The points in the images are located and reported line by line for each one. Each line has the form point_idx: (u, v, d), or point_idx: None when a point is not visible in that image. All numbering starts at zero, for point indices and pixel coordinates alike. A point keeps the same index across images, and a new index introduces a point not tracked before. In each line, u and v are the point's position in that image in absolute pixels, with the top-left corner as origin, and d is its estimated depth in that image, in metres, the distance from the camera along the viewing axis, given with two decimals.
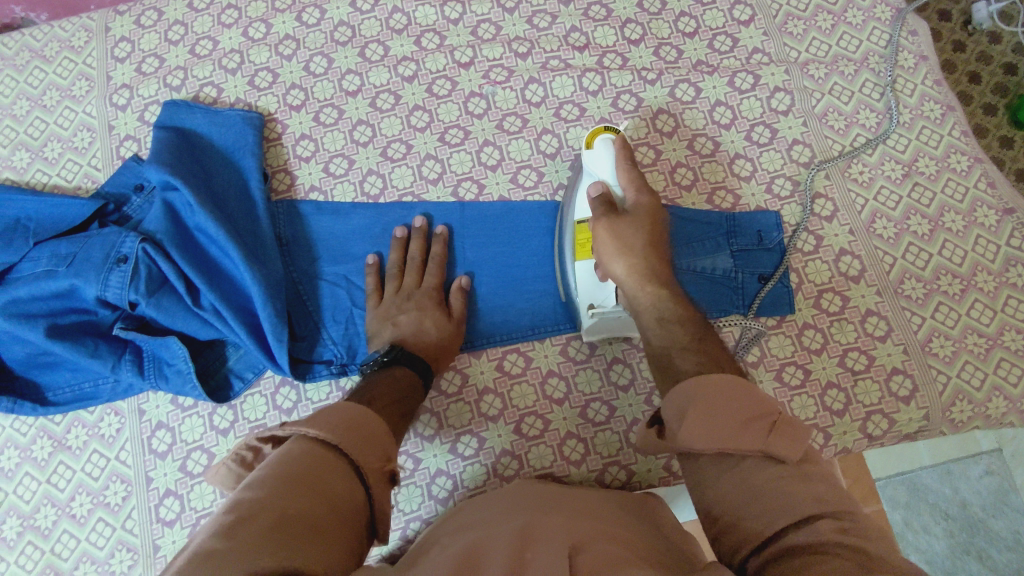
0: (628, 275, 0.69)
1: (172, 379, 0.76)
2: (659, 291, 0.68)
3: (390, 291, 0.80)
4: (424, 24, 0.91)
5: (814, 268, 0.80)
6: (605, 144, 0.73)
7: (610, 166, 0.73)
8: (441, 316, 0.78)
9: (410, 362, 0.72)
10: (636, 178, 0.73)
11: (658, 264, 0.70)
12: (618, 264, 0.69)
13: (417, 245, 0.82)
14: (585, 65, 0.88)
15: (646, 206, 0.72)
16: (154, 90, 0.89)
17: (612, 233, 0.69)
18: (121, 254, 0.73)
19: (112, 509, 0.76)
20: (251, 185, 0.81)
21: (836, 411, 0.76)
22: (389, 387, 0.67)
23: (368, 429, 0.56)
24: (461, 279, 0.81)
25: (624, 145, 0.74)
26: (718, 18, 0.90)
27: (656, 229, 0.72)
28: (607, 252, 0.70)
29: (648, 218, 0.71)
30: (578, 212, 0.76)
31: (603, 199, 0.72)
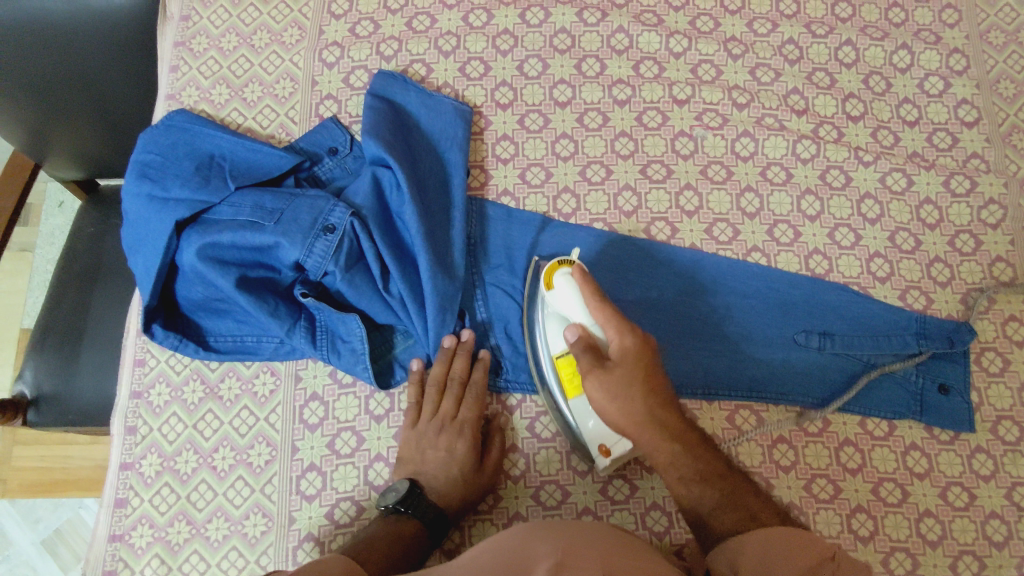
0: (637, 433, 0.63)
1: (344, 355, 0.75)
2: (676, 446, 0.62)
3: (427, 414, 0.75)
4: (646, 50, 0.89)
5: (996, 391, 0.78)
6: (566, 281, 0.69)
7: (578, 305, 0.68)
8: (472, 461, 0.72)
9: (423, 512, 0.69)
10: (614, 318, 0.65)
11: (660, 408, 0.63)
12: (621, 416, 0.64)
13: (462, 366, 0.76)
14: (800, 130, 0.86)
15: (633, 349, 0.64)
16: (365, 55, 0.88)
17: (606, 394, 0.64)
18: (329, 223, 0.72)
19: (254, 470, 0.75)
20: (453, 179, 0.80)
21: (995, 541, 0.73)
22: (385, 545, 0.66)
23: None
24: (500, 417, 0.78)
25: (585, 273, 0.68)
26: (942, 112, 0.87)
27: (652, 368, 0.64)
28: (607, 410, 0.64)
29: (637, 361, 0.64)
30: (555, 348, 0.71)
31: (585, 348, 0.66)
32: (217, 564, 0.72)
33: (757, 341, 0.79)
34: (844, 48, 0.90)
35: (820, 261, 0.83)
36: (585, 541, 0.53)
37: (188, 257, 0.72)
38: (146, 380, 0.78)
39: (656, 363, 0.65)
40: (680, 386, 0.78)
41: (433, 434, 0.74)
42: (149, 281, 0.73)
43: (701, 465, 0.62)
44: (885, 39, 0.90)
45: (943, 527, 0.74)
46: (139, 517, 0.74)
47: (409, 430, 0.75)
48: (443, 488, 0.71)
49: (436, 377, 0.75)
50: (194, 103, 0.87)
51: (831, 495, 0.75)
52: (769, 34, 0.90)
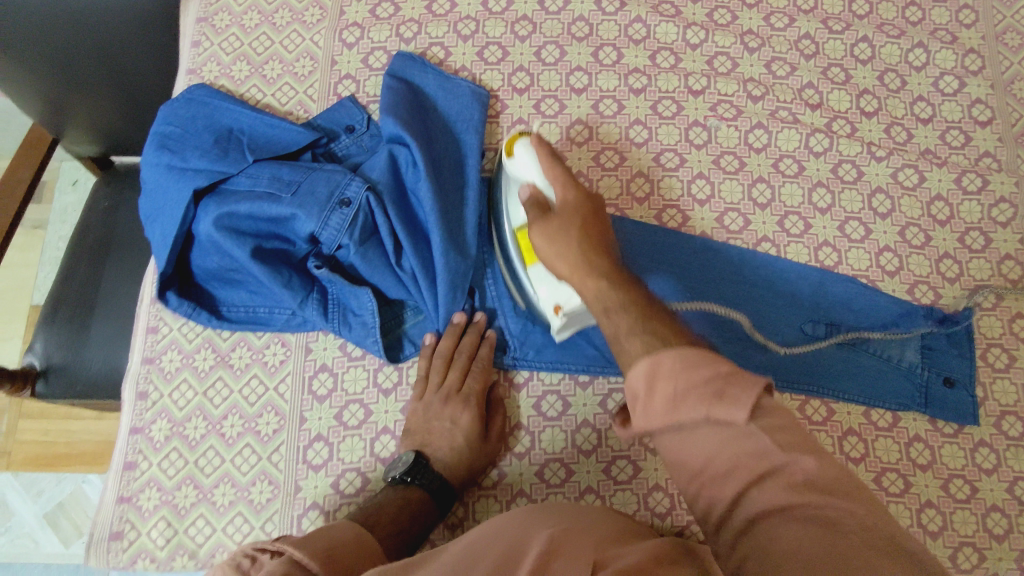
0: (569, 272, 0.62)
1: (355, 329, 0.76)
2: (600, 281, 0.59)
3: (433, 385, 0.75)
4: (663, 41, 0.90)
5: (1001, 387, 0.78)
6: (524, 147, 0.72)
7: (533, 166, 0.71)
8: (476, 434, 0.73)
9: (430, 482, 0.71)
10: (563, 175, 0.69)
11: (594, 251, 0.62)
12: (559, 261, 0.63)
13: (469, 342, 0.77)
14: (814, 124, 0.87)
15: (573, 202, 0.67)
16: (385, 36, 0.89)
17: (546, 237, 0.64)
18: (346, 197, 0.73)
19: (262, 438, 0.76)
20: (467, 160, 0.81)
21: (996, 535, 0.74)
22: (394, 514, 0.68)
23: (348, 562, 0.56)
24: (501, 389, 0.79)
25: (541, 140, 0.72)
26: (956, 111, 0.88)
27: (592, 216, 0.66)
28: (544, 254, 0.64)
29: (576, 210, 0.66)
30: (515, 220, 0.75)
31: (531, 198, 0.68)
32: (223, 529, 0.73)
33: (765, 330, 0.80)
34: (860, 44, 0.90)
35: (830, 253, 0.83)
36: (578, 527, 0.53)
37: (205, 226, 0.73)
38: (158, 347, 0.79)
39: (601, 216, 0.68)
40: None
41: (439, 405, 0.74)
42: (165, 249, 0.74)
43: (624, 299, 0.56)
44: (902, 36, 0.91)
45: (943, 519, 0.74)
46: (147, 481, 0.75)
47: (416, 402, 0.75)
48: (450, 459, 0.72)
49: (445, 350, 0.76)
50: (214, 78, 0.88)
51: None
52: (786, 28, 0.91)
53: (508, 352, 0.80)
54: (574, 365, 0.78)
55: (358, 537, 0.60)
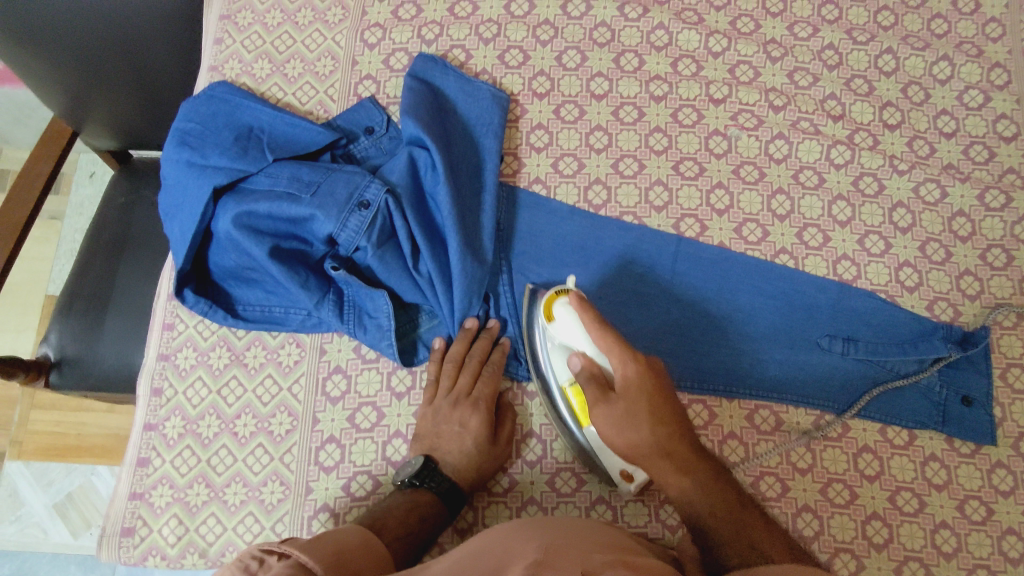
0: (647, 464, 0.64)
1: (370, 331, 0.76)
2: (682, 479, 0.62)
3: (443, 389, 0.75)
4: (684, 48, 0.89)
5: (1020, 407, 0.77)
6: (567, 312, 0.70)
7: (580, 335, 0.69)
8: (486, 437, 0.73)
9: (439, 485, 0.70)
10: (616, 345, 0.66)
11: (667, 437, 0.64)
12: (632, 450, 0.64)
13: (481, 347, 0.77)
14: (835, 136, 0.86)
15: (633, 378, 0.65)
16: (406, 38, 0.88)
17: (614, 427, 0.64)
18: (364, 199, 0.73)
19: (274, 438, 0.76)
20: (486, 165, 0.81)
21: (1011, 558, 0.72)
22: (403, 518, 0.67)
23: (355, 565, 0.56)
24: (514, 394, 0.79)
25: (582, 301, 0.69)
26: (980, 126, 0.87)
27: (656, 396, 0.65)
28: (616, 443, 0.65)
29: (639, 389, 0.65)
30: (562, 377, 0.72)
31: (589, 379, 0.67)
32: (233, 528, 0.73)
33: (781, 343, 0.80)
34: (884, 56, 0.89)
35: (848, 267, 0.82)
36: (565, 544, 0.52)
37: (223, 224, 0.73)
38: (174, 344, 0.79)
39: (662, 383, 0.66)
40: (701, 383, 0.78)
41: (448, 408, 0.74)
42: (184, 246, 0.74)
43: (702, 487, 0.62)
44: (927, 49, 0.90)
45: (958, 540, 0.73)
46: (159, 477, 0.75)
47: (426, 406, 0.75)
48: (458, 463, 0.72)
49: (457, 354, 0.76)
50: (235, 76, 0.88)
51: (847, 500, 0.75)
52: (809, 38, 0.90)
53: (522, 357, 0.79)
54: None
55: (366, 541, 0.60)
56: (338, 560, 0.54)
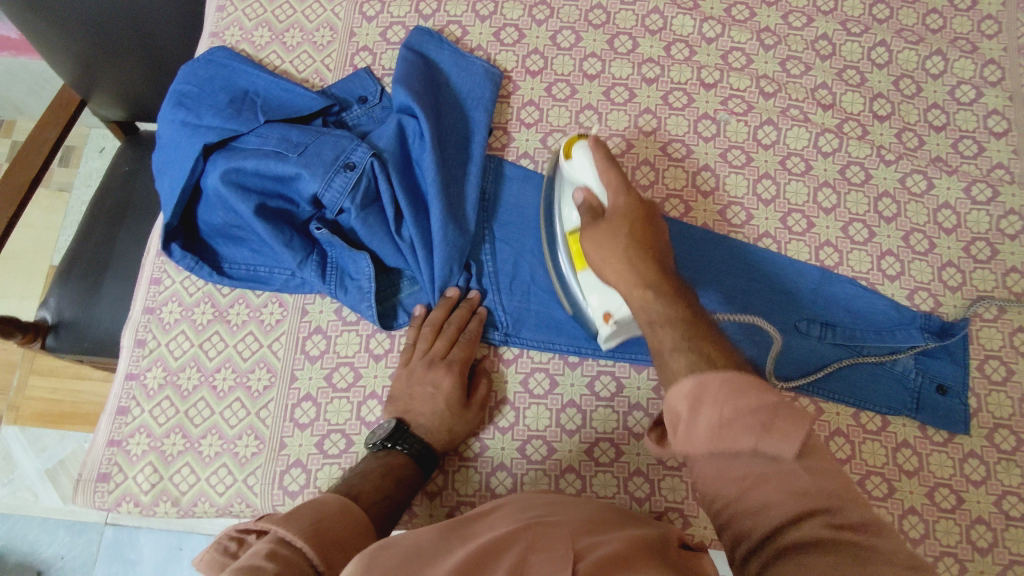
0: (615, 278, 0.64)
1: (351, 292, 0.77)
2: (647, 293, 0.60)
3: (419, 351, 0.76)
4: (679, 33, 0.90)
5: (997, 399, 0.77)
6: (579, 150, 0.72)
7: (588, 169, 0.71)
8: (458, 399, 0.73)
9: (411, 446, 0.70)
10: (617, 180, 0.68)
11: (641, 258, 0.63)
12: (611, 273, 0.65)
13: (460, 314, 0.77)
14: (824, 124, 0.87)
15: (623, 208, 0.67)
16: (404, 12, 0.90)
17: (594, 245, 0.66)
18: (350, 161, 0.74)
19: (252, 394, 0.77)
20: (475, 137, 0.82)
21: (980, 547, 0.72)
22: (377, 480, 0.66)
23: (336, 535, 0.54)
24: (489, 362, 0.79)
25: (599, 141, 0.71)
26: (971, 121, 0.87)
27: (641, 225, 0.66)
28: (595, 262, 0.67)
29: (629, 219, 0.66)
30: (569, 221, 0.74)
31: (586, 207, 0.69)
32: (206, 479, 0.74)
33: (759, 323, 0.80)
34: (877, 48, 0.90)
35: (831, 253, 0.83)
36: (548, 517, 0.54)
37: (212, 180, 0.74)
38: (160, 298, 0.81)
39: (651, 222, 0.67)
40: None
41: (422, 370, 0.75)
42: (172, 200, 0.76)
43: (669, 311, 0.58)
44: (921, 43, 0.90)
45: (926, 526, 0.73)
46: (137, 426, 0.76)
47: (401, 368, 0.76)
48: (431, 424, 0.72)
49: (436, 320, 0.77)
50: (235, 42, 0.89)
51: None
52: (803, 28, 0.91)
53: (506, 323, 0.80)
54: (566, 346, 0.79)
55: (347, 508, 0.58)
56: (317, 528, 0.53)
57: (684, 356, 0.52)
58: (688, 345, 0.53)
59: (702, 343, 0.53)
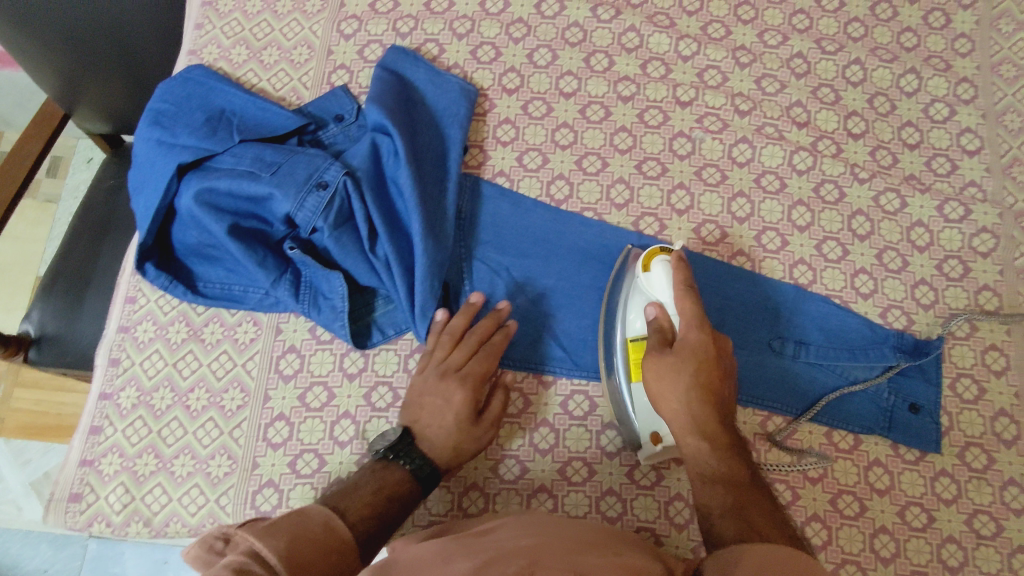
0: (671, 415, 0.67)
1: (324, 311, 0.77)
2: (702, 443, 0.65)
3: (436, 359, 0.76)
4: (655, 50, 0.90)
5: (968, 417, 0.78)
6: (661, 267, 0.73)
7: (666, 291, 0.73)
8: (469, 414, 0.73)
9: (417, 457, 0.70)
10: (695, 310, 0.70)
11: (700, 401, 0.66)
12: (669, 409, 0.67)
13: (485, 326, 0.77)
14: (799, 142, 0.87)
15: (693, 343, 0.68)
16: (381, 30, 0.90)
17: (655, 373, 0.68)
18: (323, 180, 0.74)
19: (225, 413, 0.77)
20: (450, 154, 0.82)
21: (950, 566, 0.73)
22: (377, 491, 0.66)
23: (310, 555, 0.54)
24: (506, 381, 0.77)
25: (682, 263, 0.73)
26: (944, 139, 0.88)
27: (709, 367, 0.67)
28: (652, 390, 0.69)
29: (698, 357, 0.67)
30: (633, 331, 0.75)
31: (656, 330, 0.71)
32: (178, 499, 0.74)
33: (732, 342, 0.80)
34: (852, 66, 0.90)
35: (804, 271, 0.83)
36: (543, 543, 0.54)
37: (185, 200, 0.75)
38: (135, 317, 0.81)
39: (719, 362, 0.69)
40: None
41: (435, 380, 0.74)
42: (146, 220, 0.76)
43: (723, 468, 0.63)
44: (895, 62, 0.91)
45: (897, 545, 0.73)
46: (110, 446, 0.76)
47: (417, 375, 0.76)
48: (439, 435, 0.72)
49: (457, 329, 0.76)
50: (213, 60, 0.90)
51: (788, 501, 0.75)
52: (779, 46, 0.91)
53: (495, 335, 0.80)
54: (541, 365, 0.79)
55: (329, 523, 0.59)
56: (292, 542, 0.54)
57: (733, 521, 0.58)
58: (738, 513, 0.59)
59: (750, 513, 0.59)
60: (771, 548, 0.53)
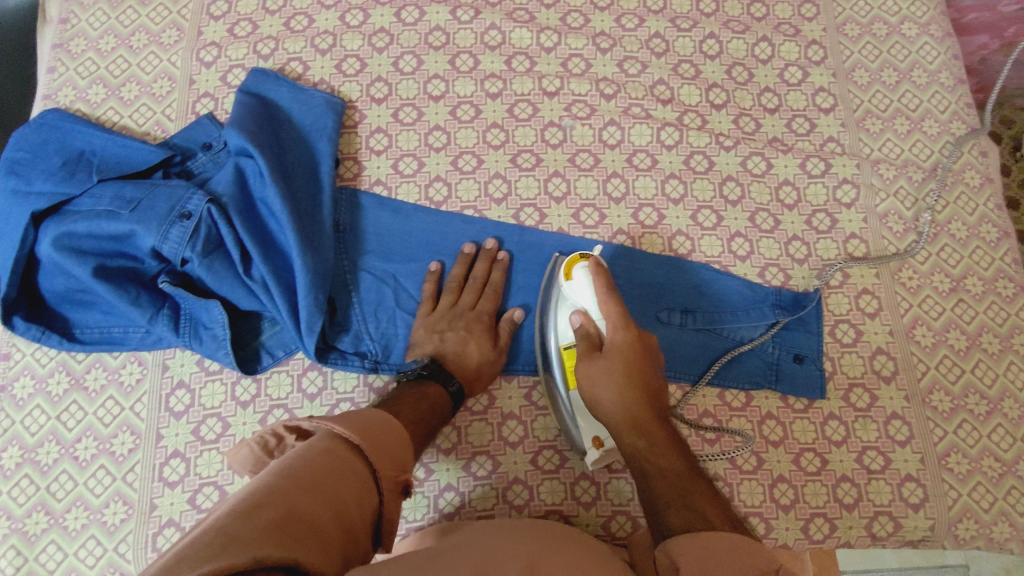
0: (607, 414, 0.69)
1: (206, 341, 0.76)
2: (640, 440, 0.65)
3: (445, 304, 0.80)
4: (518, 45, 0.92)
5: (849, 360, 0.82)
6: (583, 273, 0.75)
7: (589, 295, 0.74)
8: (487, 342, 0.78)
9: (444, 377, 0.74)
10: (618, 311, 0.71)
11: (635, 398, 0.67)
12: (605, 403, 0.68)
13: (481, 267, 0.82)
14: (665, 119, 0.90)
15: (621, 344, 0.70)
16: (242, 54, 0.90)
17: (588, 379, 0.70)
18: (186, 210, 0.73)
19: (116, 459, 0.75)
20: (320, 169, 0.82)
21: (845, 504, 0.77)
22: (415, 404, 0.70)
23: (385, 442, 0.60)
24: (514, 312, 0.82)
25: (601, 267, 0.74)
26: (801, 100, 0.92)
27: (638, 366, 0.69)
28: (587, 390, 0.70)
29: (626, 354, 0.69)
30: (565, 339, 0.76)
31: (582, 334, 0.72)
32: (74, 554, 0.72)
33: None
34: (707, 41, 0.94)
35: (683, 242, 0.86)
36: (548, 546, 0.57)
37: (45, 247, 0.73)
38: (11, 374, 0.78)
39: (648, 359, 0.70)
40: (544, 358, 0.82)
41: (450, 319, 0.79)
42: (7, 272, 0.74)
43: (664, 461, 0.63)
44: (747, 32, 0.95)
45: (796, 492, 0.77)
46: None
47: (427, 316, 0.80)
48: (461, 362, 0.76)
49: (457, 276, 0.82)
50: (70, 103, 0.88)
51: None
52: (636, 28, 0.94)
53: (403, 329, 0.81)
54: None
55: (387, 423, 0.63)
56: (366, 432, 0.60)
57: (680, 507, 0.58)
58: (681, 502, 0.58)
59: (695, 501, 0.58)
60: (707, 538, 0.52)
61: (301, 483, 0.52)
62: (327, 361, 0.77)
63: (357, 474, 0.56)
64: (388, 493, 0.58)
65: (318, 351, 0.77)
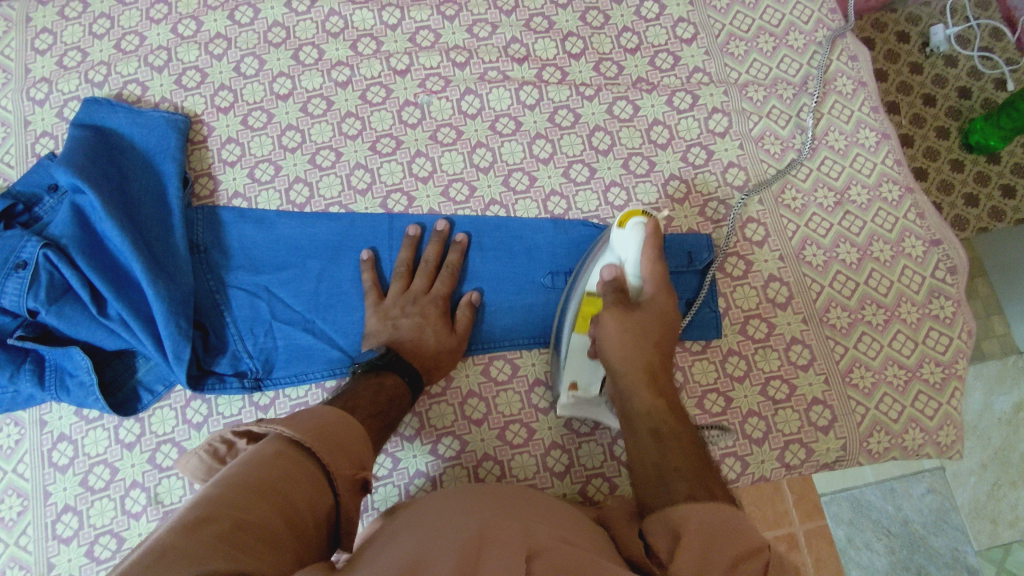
0: (622, 368, 0.65)
1: (73, 391, 0.73)
2: (658, 400, 0.62)
3: (397, 291, 0.77)
4: (361, 28, 0.88)
5: (742, 293, 0.80)
6: (638, 229, 0.67)
7: (635, 251, 0.67)
8: (443, 325, 0.75)
9: (401, 368, 0.71)
10: (659, 280, 0.68)
11: (654, 363, 0.65)
12: (629, 362, 0.65)
13: (433, 250, 0.79)
14: (523, 78, 0.87)
15: (657, 311, 0.67)
16: (75, 85, 0.86)
17: (621, 331, 0.65)
18: (21, 259, 0.70)
19: (6, 524, 0.73)
20: (168, 192, 0.78)
21: (755, 439, 0.76)
22: (372, 398, 0.66)
23: (342, 439, 0.56)
24: (470, 294, 0.78)
25: (657, 229, 0.68)
26: (661, 34, 0.89)
27: (662, 336, 0.67)
28: (609, 345, 0.66)
29: (659, 322, 0.67)
30: (589, 285, 0.70)
31: (615, 287, 0.67)
32: None
33: (506, 292, 0.79)
34: None
35: (558, 202, 0.83)
36: (515, 506, 0.55)
37: None
38: None
39: (669, 332, 0.68)
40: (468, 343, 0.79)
41: (405, 309, 0.76)
42: None
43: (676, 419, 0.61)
44: None
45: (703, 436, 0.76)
46: None
47: (377, 307, 0.77)
48: (418, 350, 0.74)
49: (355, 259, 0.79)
50: None
51: (591, 428, 0.77)
52: None
53: (280, 342, 0.77)
54: (320, 372, 0.77)
55: (343, 420, 0.58)
56: (321, 433, 0.55)
57: (685, 482, 0.54)
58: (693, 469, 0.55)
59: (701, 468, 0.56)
60: (705, 511, 0.50)
61: (247, 490, 0.47)
62: (204, 388, 0.75)
63: (312, 474, 0.51)
64: (345, 491, 0.53)
65: (192, 380, 0.75)
